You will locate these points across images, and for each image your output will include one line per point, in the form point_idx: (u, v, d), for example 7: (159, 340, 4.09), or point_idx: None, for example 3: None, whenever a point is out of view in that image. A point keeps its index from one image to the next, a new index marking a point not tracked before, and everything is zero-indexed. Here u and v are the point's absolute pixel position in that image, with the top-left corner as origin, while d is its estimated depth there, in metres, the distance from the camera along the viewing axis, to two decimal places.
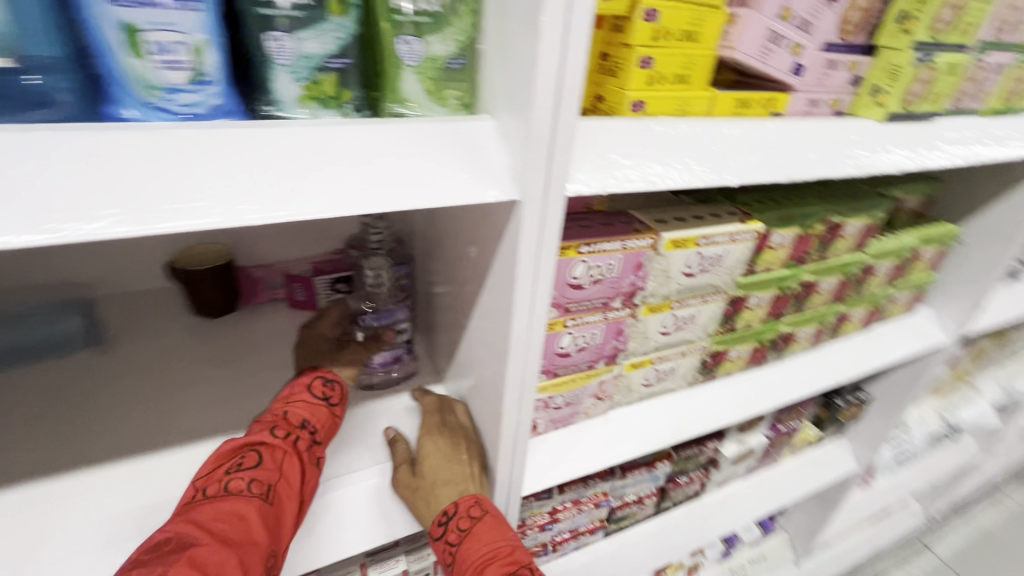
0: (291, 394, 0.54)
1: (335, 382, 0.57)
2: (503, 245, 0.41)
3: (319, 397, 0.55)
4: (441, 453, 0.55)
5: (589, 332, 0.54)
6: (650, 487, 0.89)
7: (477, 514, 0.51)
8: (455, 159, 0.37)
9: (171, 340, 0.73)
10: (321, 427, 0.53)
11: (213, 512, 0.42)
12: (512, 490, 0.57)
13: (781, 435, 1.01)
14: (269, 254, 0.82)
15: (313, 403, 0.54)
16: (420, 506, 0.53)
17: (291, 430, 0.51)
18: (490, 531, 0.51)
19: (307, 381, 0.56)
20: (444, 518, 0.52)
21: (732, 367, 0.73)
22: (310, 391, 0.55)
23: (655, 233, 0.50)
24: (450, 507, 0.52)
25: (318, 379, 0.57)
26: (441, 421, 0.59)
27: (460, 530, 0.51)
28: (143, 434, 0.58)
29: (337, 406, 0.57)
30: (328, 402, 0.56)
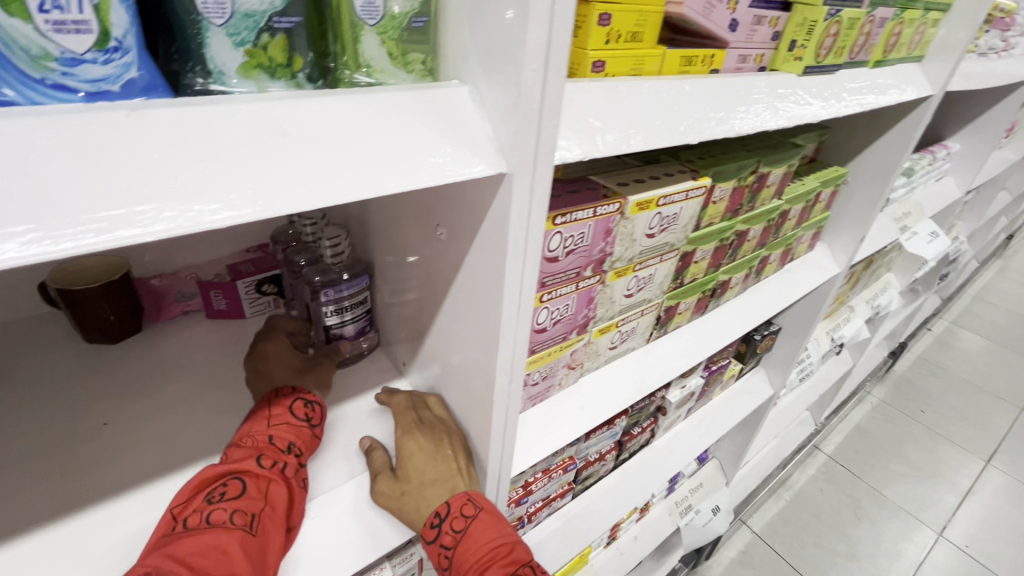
0: (272, 414, 0.51)
1: (317, 404, 0.55)
2: (490, 222, 0.38)
3: (302, 418, 0.52)
4: (424, 452, 0.52)
5: (564, 304, 0.53)
6: (610, 443, 0.93)
7: (472, 512, 0.49)
8: (434, 131, 0.32)
9: (61, 376, 0.60)
10: (304, 450, 0.51)
11: (194, 546, 0.39)
12: (502, 475, 0.55)
13: (713, 374, 1.10)
14: (172, 260, 0.70)
15: (296, 426, 0.52)
16: (408, 512, 0.49)
17: (276, 456, 0.48)
18: (488, 530, 0.49)
19: (287, 403, 0.53)
20: (437, 520, 0.49)
21: (680, 319, 0.77)
22: (291, 411, 0.53)
23: (622, 197, 0.50)
24: (443, 508, 0.49)
25: (298, 401, 0.54)
26: (418, 418, 0.55)
27: (455, 532, 0.48)
28: (52, 494, 0.48)
29: (319, 427, 0.54)
30: (311, 424, 0.53)
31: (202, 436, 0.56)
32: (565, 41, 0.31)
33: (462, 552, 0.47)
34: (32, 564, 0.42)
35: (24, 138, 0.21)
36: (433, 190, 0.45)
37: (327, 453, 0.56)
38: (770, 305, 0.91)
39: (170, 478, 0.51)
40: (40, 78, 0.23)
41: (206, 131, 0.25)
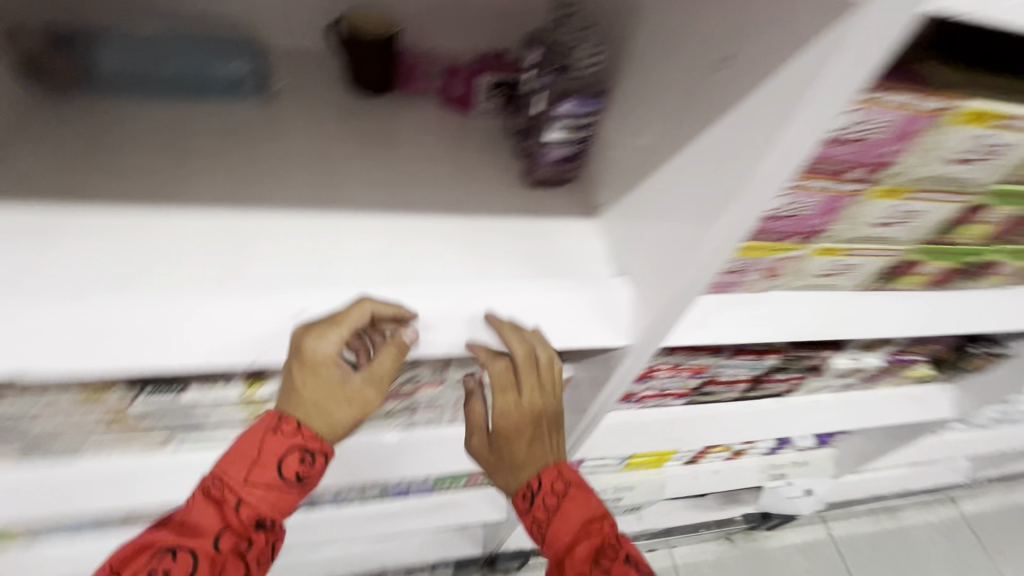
0: (247, 475, 0.49)
1: (312, 452, 0.51)
2: (811, 51, 0.34)
3: (290, 478, 0.50)
4: (526, 437, 0.58)
5: (809, 199, 0.47)
6: (747, 373, 0.88)
7: (562, 487, 0.57)
8: None
9: (332, 107, 0.70)
10: (269, 510, 0.50)
11: None
12: (659, 332, 0.55)
13: (898, 363, 0.95)
14: (436, 39, 0.76)
15: (280, 487, 0.50)
16: (506, 473, 0.60)
17: (241, 530, 0.48)
18: (578, 508, 0.56)
19: (286, 446, 0.50)
20: (527, 495, 0.58)
21: (912, 281, 0.65)
22: (281, 462, 0.50)
23: (956, 97, 0.41)
24: (532, 482, 0.58)
25: (297, 451, 0.50)
26: (517, 391, 0.57)
27: (549, 506, 0.57)
28: (314, 193, 0.58)
29: (310, 482, 0.52)
30: (298, 479, 0.51)
31: (423, 195, 0.62)
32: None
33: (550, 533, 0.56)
34: (296, 237, 0.54)
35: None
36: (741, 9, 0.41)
37: (513, 249, 0.59)
38: None
39: (393, 218, 0.58)
40: None
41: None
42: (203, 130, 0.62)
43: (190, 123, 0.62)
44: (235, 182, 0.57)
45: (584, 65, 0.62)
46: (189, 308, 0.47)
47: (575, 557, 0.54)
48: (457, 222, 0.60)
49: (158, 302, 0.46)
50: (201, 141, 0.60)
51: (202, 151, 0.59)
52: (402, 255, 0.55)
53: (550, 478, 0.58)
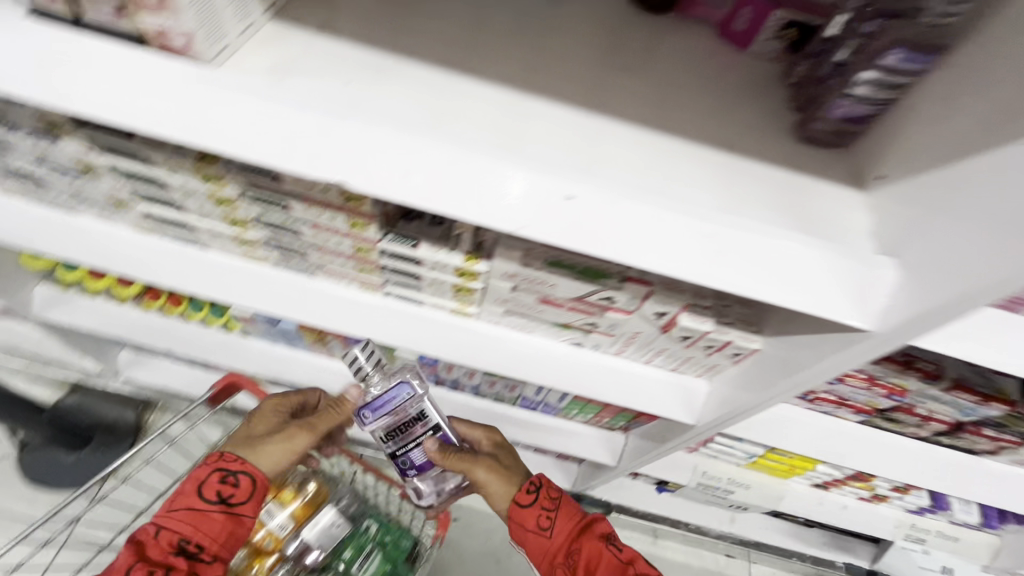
0: (184, 487, 0.74)
1: (229, 475, 0.76)
2: None
3: (210, 497, 0.74)
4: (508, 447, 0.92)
5: None
6: (951, 416, 0.78)
7: (558, 495, 0.84)
8: None
9: (608, 20, 0.69)
10: (195, 527, 0.72)
11: None
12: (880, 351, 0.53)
13: None
14: None
15: (199, 509, 0.73)
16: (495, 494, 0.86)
17: (178, 514, 0.72)
18: (568, 505, 0.83)
19: (201, 475, 0.75)
20: (533, 485, 0.84)
21: None
22: (201, 489, 0.74)
23: None
24: (535, 479, 0.85)
25: (217, 472, 0.75)
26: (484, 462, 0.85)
27: (550, 495, 0.83)
28: (582, 95, 0.60)
29: (230, 497, 0.75)
30: (219, 501, 0.74)
31: (687, 126, 0.60)
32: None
33: (557, 527, 0.81)
34: (555, 129, 0.55)
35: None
36: None
37: (760, 206, 0.55)
38: None
39: (653, 139, 0.58)
40: None
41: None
42: (494, 13, 0.65)
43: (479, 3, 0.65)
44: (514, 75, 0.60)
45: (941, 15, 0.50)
46: (452, 164, 0.50)
47: (584, 540, 0.80)
48: (704, 158, 0.58)
49: (431, 149, 0.50)
50: (492, 24, 0.64)
51: (486, 33, 0.63)
52: (652, 177, 0.54)
53: (546, 489, 0.84)
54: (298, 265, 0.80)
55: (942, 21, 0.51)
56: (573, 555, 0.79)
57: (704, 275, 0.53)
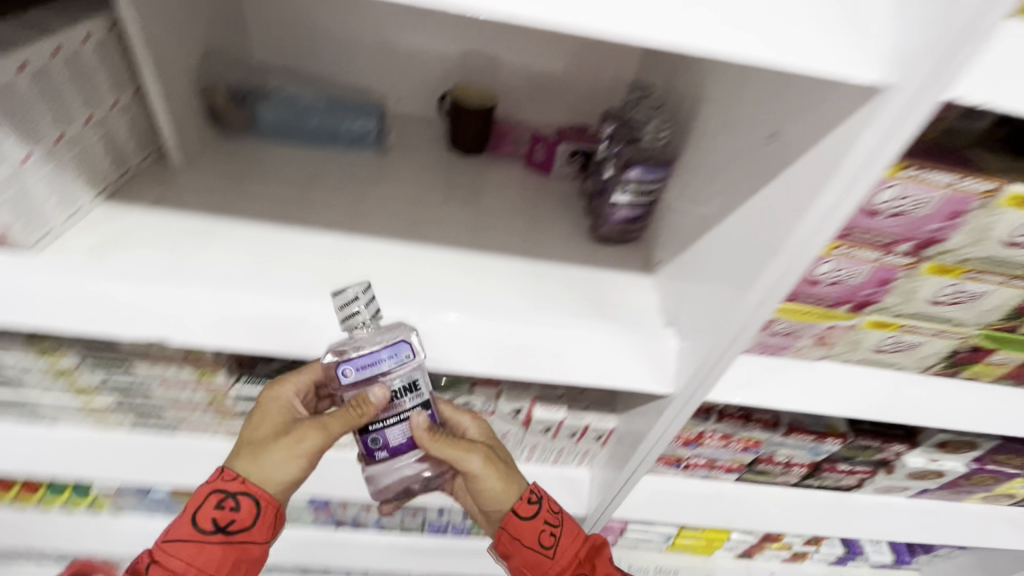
0: (180, 519, 0.54)
1: (228, 503, 0.54)
2: (825, 141, 0.39)
3: (207, 527, 0.53)
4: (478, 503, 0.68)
5: (854, 268, 0.49)
6: (805, 458, 0.85)
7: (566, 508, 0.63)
8: (831, 27, 0.34)
9: (431, 166, 0.83)
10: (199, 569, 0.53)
11: None
12: (684, 409, 0.60)
13: (983, 473, 0.86)
14: (523, 113, 0.88)
15: (196, 544, 0.53)
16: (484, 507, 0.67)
17: (168, 566, 0.52)
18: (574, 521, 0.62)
19: (199, 497, 0.54)
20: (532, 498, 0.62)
21: (985, 374, 0.62)
22: (206, 502, 0.54)
23: (1003, 180, 0.42)
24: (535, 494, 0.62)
25: (215, 495, 0.54)
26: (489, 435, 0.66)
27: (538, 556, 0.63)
28: (404, 230, 0.70)
29: (235, 530, 0.54)
30: (220, 530, 0.54)
31: (498, 243, 0.71)
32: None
33: (560, 548, 0.60)
34: (376, 262, 0.64)
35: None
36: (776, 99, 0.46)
37: (560, 301, 0.65)
38: None
39: (467, 258, 0.68)
40: None
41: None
42: (328, 173, 0.77)
43: (314, 167, 0.77)
44: (343, 219, 0.70)
45: (652, 137, 0.66)
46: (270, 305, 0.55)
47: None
48: (512, 265, 0.68)
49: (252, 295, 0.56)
50: (325, 182, 0.75)
51: (320, 190, 0.74)
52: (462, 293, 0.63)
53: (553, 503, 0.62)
54: (158, 424, 0.78)
55: (658, 143, 0.66)
56: (584, 569, 0.60)
57: (520, 367, 0.59)
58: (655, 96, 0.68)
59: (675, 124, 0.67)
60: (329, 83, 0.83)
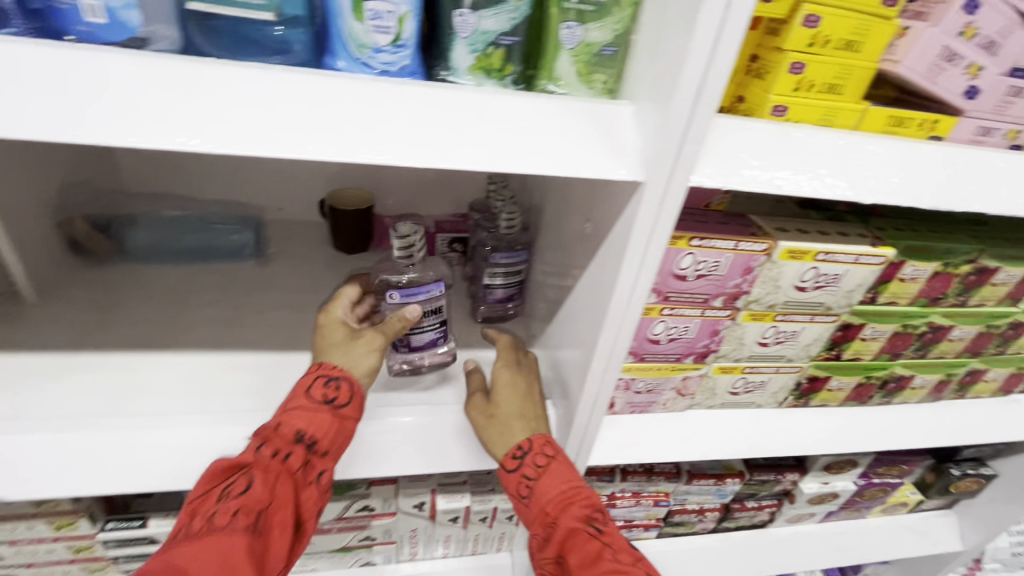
0: (287, 401, 0.50)
1: (338, 382, 0.52)
2: (619, 223, 0.45)
3: (319, 399, 0.51)
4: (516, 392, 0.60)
5: (683, 325, 0.55)
6: (714, 501, 0.88)
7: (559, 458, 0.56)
8: (590, 135, 0.40)
9: (315, 267, 0.85)
10: (319, 432, 0.50)
11: (193, 552, 0.41)
12: None
13: (873, 487, 0.92)
14: (403, 208, 0.93)
15: (311, 410, 0.50)
16: (491, 434, 0.57)
17: (284, 446, 0.48)
18: (562, 472, 0.55)
19: (308, 383, 0.52)
20: (520, 452, 0.55)
21: (830, 399, 0.69)
22: (310, 392, 0.51)
23: (773, 239, 0.50)
24: (525, 444, 0.56)
25: (320, 379, 0.52)
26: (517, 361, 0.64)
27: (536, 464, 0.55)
28: (282, 336, 0.70)
29: (346, 405, 0.52)
30: (330, 404, 0.51)
31: None
32: (727, 59, 0.36)
33: (535, 492, 0.54)
34: (248, 375, 0.63)
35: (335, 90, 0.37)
36: (588, 191, 0.53)
37: (440, 386, 0.66)
38: (969, 434, 0.74)
39: None
40: (360, 59, 0.38)
41: (418, 102, 0.38)
42: (204, 288, 0.77)
43: (189, 284, 0.77)
44: (216, 333, 0.69)
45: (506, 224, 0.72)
46: (124, 439, 0.53)
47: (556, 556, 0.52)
48: None
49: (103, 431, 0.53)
50: (199, 297, 0.75)
51: (193, 305, 0.73)
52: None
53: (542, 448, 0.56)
54: None
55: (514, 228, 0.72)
56: (550, 529, 0.53)
57: (400, 462, 0.59)
58: (508, 185, 0.75)
59: (531, 211, 0.76)
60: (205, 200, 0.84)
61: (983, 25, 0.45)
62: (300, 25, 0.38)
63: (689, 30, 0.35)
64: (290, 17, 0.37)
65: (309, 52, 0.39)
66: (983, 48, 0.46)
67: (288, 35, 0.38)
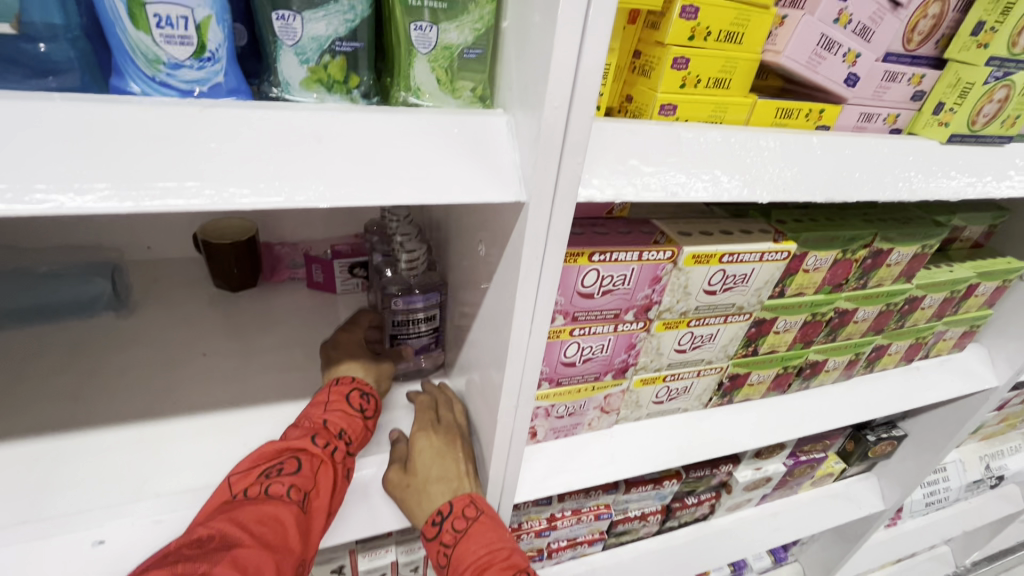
0: (328, 400, 0.53)
1: (370, 396, 0.57)
2: (510, 244, 0.41)
3: (356, 407, 0.54)
4: (433, 450, 0.53)
5: (597, 343, 0.51)
6: (655, 504, 0.86)
7: (474, 514, 0.50)
8: (460, 150, 0.35)
9: (192, 311, 0.74)
10: (354, 438, 0.53)
11: (256, 514, 0.41)
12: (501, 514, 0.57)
13: (801, 465, 0.94)
14: (294, 234, 0.83)
15: (349, 414, 0.53)
16: (413, 506, 0.52)
17: (330, 440, 0.50)
18: (484, 532, 0.50)
19: (345, 390, 0.55)
20: (439, 516, 0.50)
21: (753, 392, 0.68)
22: (347, 399, 0.55)
23: (676, 245, 0.47)
24: (445, 508, 0.50)
25: (355, 389, 0.56)
26: (436, 415, 0.59)
27: (454, 528, 0.50)
28: (147, 402, 0.59)
29: (371, 418, 0.56)
30: (364, 414, 0.55)
31: (271, 386, 0.64)
32: (598, 57, 0.31)
33: (454, 558, 0.49)
34: (101, 458, 0.53)
35: (116, 119, 0.28)
36: (478, 211, 0.48)
37: None
38: (881, 406, 0.76)
39: (229, 416, 0.59)
40: (155, 78, 0.30)
41: (236, 126, 0.30)
42: (46, 353, 0.64)
43: (25, 350, 0.64)
44: (59, 408, 0.57)
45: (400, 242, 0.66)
46: None
47: None
48: (285, 410, 0.61)
49: None
50: (38, 366, 0.62)
51: (30, 377, 0.60)
52: (220, 467, 0.53)
53: (461, 509, 0.51)
54: None
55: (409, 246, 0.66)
56: None
57: None
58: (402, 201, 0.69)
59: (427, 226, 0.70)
60: (42, 247, 0.71)
61: (855, 11, 0.45)
62: (64, 38, 0.29)
63: (552, 26, 0.31)
64: (46, 28, 0.29)
65: (86, 71, 0.31)
66: (858, 35, 0.46)
67: (49, 52, 0.29)
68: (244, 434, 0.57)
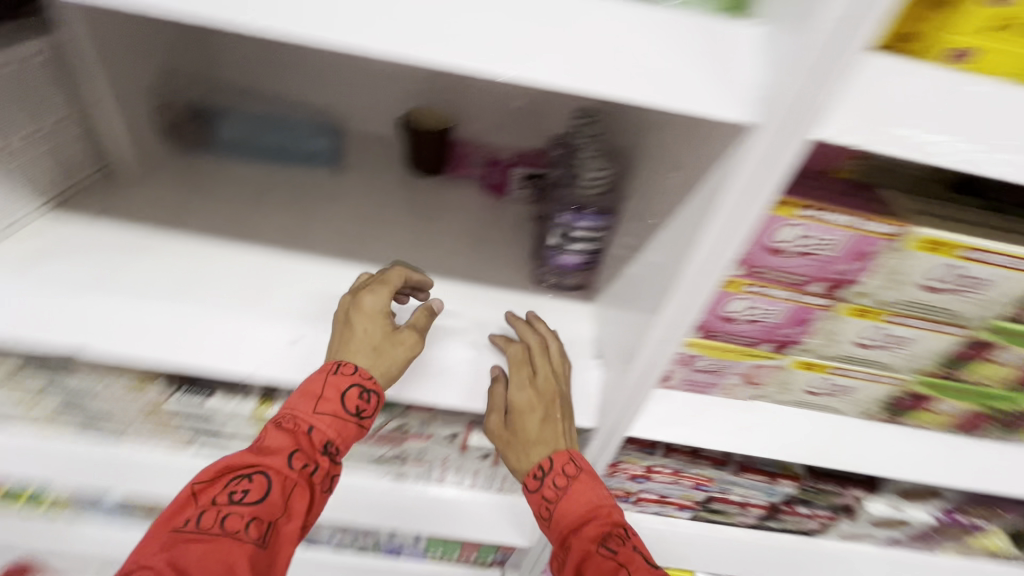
0: (320, 396, 0.50)
1: (372, 394, 0.51)
2: (715, 174, 0.39)
3: (351, 411, 0.50)
4: (533, 407, 0.55)
5: (769, 307, 0.47)
6: (762, 499, 0.81)
7: (576, 474, 0.54)
8: (699, 58, 0.33)
9: (386, 184, 0.83)
10: (340, 449, 0.51)
11: (201, 555, 0.42)
12: (611, 439, 0.58)
13: (954, 526, 0.81)
14: (483, 135, 0.87)
15: (343, 416, 0.50)
16: (511, 455, 0.58)
17: (310, 457, 0.49)
18: (585, 492, 0.54)
19: (341, 386, 0.50)
20: (542, 469, 0.55)
21: (930, 422, 0.59)
22: (342, 399, 0.50)
23: (907, 223, 0.41)
24: (546, 461, 0.55)
25: (357, 387, 0.50)
26: (533, 367, 0.57)
27: (556, 484, 0.55)
28: (342, 247, 0.70)
29: (368, 417, 0.52)
30: (358, 416, 0.51)
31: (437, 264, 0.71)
32: None
33: (558, 510, 0.54)
34: (305, 279, 0.64)
35: None
36: (684, 135, 0.46)
37: (490, 325, 0.64)
38: None
39: None
40: None
41: None
42: (279, 188, 0.78)
43: (265, 182, 0.78)
44: (282, 233, 0.70)
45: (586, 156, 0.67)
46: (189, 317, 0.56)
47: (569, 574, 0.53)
48: (445, 287, 0.68)
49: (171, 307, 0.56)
50: (273, 197, 0.76)
51: (266, 204, 0.74)
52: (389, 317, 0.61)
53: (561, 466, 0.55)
54: (105, 430, 0.78)
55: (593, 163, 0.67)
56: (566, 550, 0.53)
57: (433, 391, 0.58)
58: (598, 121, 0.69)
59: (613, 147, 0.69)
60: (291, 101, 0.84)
61: None
62: None
63: None
64: None
65: None
66: None
67: None
68: (409, 295, 0.65)
